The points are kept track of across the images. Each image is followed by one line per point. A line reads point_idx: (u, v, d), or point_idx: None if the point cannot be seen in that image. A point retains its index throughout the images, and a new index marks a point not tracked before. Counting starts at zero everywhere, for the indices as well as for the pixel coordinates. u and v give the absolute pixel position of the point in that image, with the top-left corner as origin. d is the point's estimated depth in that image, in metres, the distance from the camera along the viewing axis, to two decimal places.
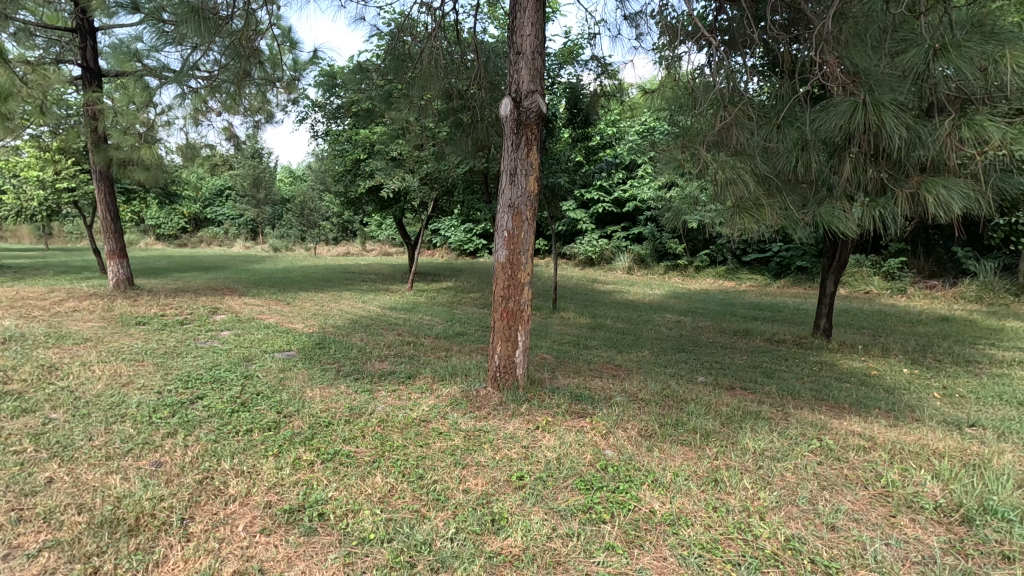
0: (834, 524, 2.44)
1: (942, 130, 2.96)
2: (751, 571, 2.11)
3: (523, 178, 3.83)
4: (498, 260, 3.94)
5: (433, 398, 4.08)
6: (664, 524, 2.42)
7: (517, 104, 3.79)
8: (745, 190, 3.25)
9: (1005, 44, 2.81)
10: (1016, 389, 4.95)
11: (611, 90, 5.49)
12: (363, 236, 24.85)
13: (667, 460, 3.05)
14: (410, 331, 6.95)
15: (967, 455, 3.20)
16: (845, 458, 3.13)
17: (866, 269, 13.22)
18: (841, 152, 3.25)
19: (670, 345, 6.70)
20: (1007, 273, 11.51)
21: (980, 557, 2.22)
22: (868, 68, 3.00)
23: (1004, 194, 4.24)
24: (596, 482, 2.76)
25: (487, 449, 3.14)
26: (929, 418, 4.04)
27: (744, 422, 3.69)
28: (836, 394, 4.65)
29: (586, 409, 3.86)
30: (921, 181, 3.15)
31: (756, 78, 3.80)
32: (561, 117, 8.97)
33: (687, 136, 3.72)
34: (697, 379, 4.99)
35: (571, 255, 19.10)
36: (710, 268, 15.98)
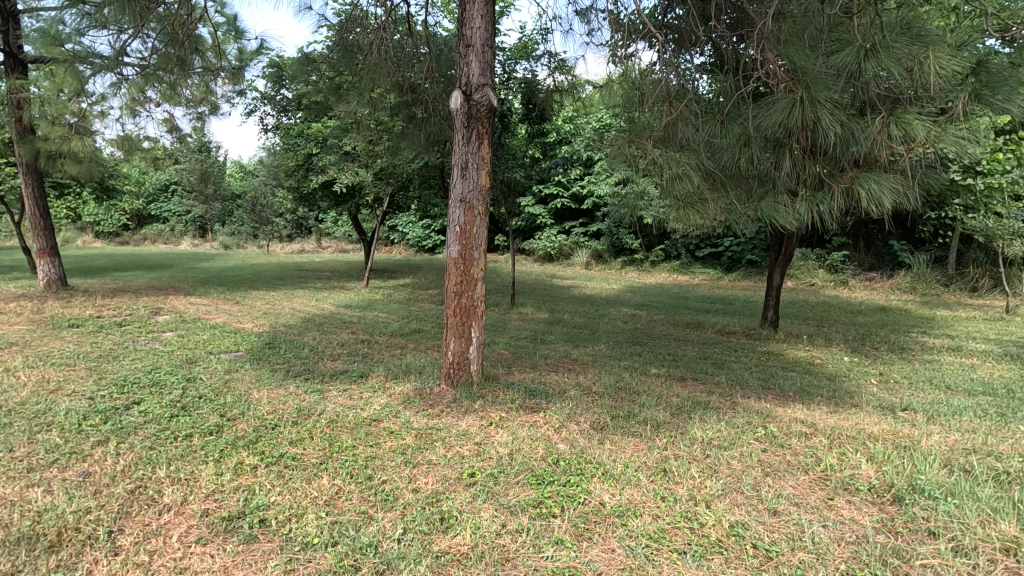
0: (775, 509, 2.51)
1: (874, 127, 3.12)
2: (696, 558, 2.16)
3: (475, 172, 3.79)
4: (450, 255, 3.88)
5: (386, 397, 4.00)
6: (613, 516, 2.44)
7: (468, 98, 3.75)
8: (690, 185, 3.34)
9: (929, 46, 2.94)
10: (946, 373, 5.24)
11: (566, 85, 5.51)
12: (319, 233, 24.24)
13: (618, 452, 3.08)
14: (365, 329, 6.80)
15: (898, 437, 3.37)
16: (787, 444, 3.24)
17: (811, 262, 13.77)
18: (781, 148, 3.36)
19: (626, 339, 6.80)
20: (938, 264, 12.22)
21: (908, 534, 2.33)
22: (806, 67, 3.07)
23: (929, 189, 4.51)
24: (548, 476, 2.77)
25: (439, 447, 3.11)
26: (866, 404, 4.23)
27: (693, 412, 3.77)
28: (781, 383, 4.82)
29: (540, 403, 3.88)
30: (855, 176, 3.33)
31: (703, 75, 3.85)
32: (516, 112, 8.95)
33: (634, 131, 3.76)
34: (650, 371, 5.09)
35: (530, 251, 19.18)
36: (665, 262, 16.33)
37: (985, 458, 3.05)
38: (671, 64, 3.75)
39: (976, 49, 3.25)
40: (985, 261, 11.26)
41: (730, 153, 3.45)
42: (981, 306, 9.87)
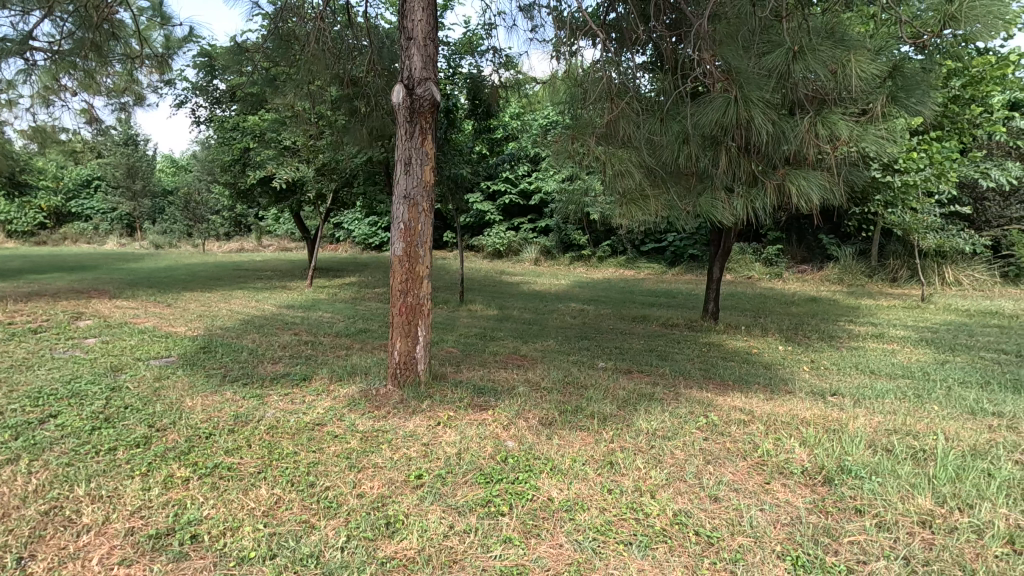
0: (716, 496, 2.59)
1: (802, 126, 3.26)
2: (641, 548, 2.20)
3: (419, 168, 3.72)
4: (395, 253, 3.80)
5: (330, 400, 3.88)
6: (561, 511, 2.45)
7: (410, 92, 3.68)
8: (632, 182, 3.57)
9: (850, 50, 3.11)
10: (870, 359, 5.59)
11: (511, 81, 5.49)
12: (259, 231, 23.28)
13: (566, 446, 3.11)
14: (308, 330, 6.57)
15: (828, 421, 3.56)
16: (727, 432, 3.36)
17: (748, 256, 14.38)
18: (718, 145, 3.48)
19: (574, 334, 6.89)
20: (862, 257, 13.03)
21: (837, 513, 2.46)
22: (739, 66, 3.17)
23: (854, 186, 4.78)
24: (496, 474, 2.75)
25: (386, 449, 3.03)
26: (799, 390, 4.45)
27: (639, 404, 3.85)
28: (721, 372, 5.01)
29: (488, 400, 3.86)
30: (786, 173, 3.48)
31: (645, 74, 3.93)
32: (462, 108, 8.88)
33: (578, 128, 3.84)
34: (598, 364, 5.18)
35: (479, 248, 19.13)
36: (612, 258, 16.66)
37: (905, 437, 3.27)
38: (613, 62, 3.81)
39: (892, 55, 3.46)
40: (903, 253, 12.08)
41: (670, 150, 3.55)
42: (900, 296, 10.60)
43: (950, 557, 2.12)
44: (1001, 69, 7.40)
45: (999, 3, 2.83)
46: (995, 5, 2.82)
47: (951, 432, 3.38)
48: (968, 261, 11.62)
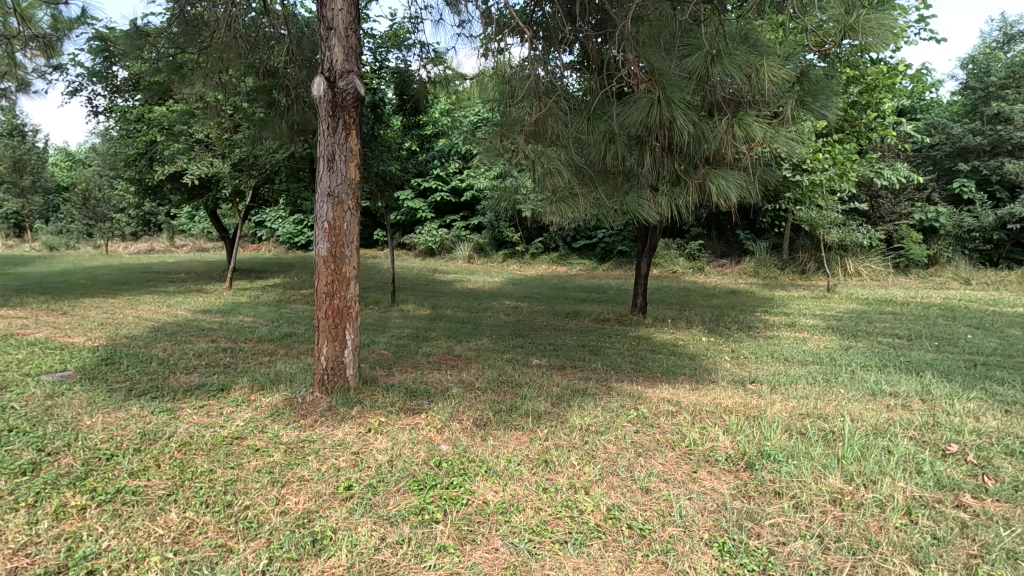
0: (648, 487, 2.66)
1: (720, 127, 3.41)
2: (577, 546, 2.21)
3: (343, 164, 3.56)
4: (318, 253, 3.61)
5: (250, 411, 3.64)
6: (496, 513, 2.42)
7: (332, 84, 3.51)
8: (561, 180, 3.59)
9: (763, 55, 3.27)
10: (784, 347, 5.97)
11: (441, 77, 5.36)
12: (171, 230, 21.67)
13: (501, 447, 3.08)
14: (227, 337, 6.17)
15: (748, 408, 3.75)
16: (656, 424, 3.46)
17: (673, 251, 15.00)
18: (642, 144, 3.57)
19: (509, 331, 6.88)
20: (775, 251, 13.94)
21: (759, 497, 2.58)
22: (661, 68, 3.26)
23: (767, 185, 5.07)
24: (429, 480, 2.68)
25: (312, 461, 2.88)
26: (721, 379, 4.67)
27: (572, 400, 3.89)
28: (650, 365, 5.17)
29: (422, 403, 3.76)
30: (706, 172, 3.62)
31: (572, 73, 3.96)
32: (390, 102, 8.64)
33: (506, 125, 3.84)
34: (532, 361, 5.20)
35: (411, 246, 18.79)
36: (544, 254, 16.86)
37: (816, 420, 3.49)
38: (540, 60, 3.82)
39: (800, 61, 3.68)
40: (810, 247, 13.02)
41: (597, 148, 3.61)
42: (808, 287, 11.42)
43: (858, 531, 2.27)
44: (891, 78, 8.10)
45: (889, 16, 3.09)
46: (886, 19, 3.07)
47: (855, 413, 3.65)
48: (865, 253, 12.71)
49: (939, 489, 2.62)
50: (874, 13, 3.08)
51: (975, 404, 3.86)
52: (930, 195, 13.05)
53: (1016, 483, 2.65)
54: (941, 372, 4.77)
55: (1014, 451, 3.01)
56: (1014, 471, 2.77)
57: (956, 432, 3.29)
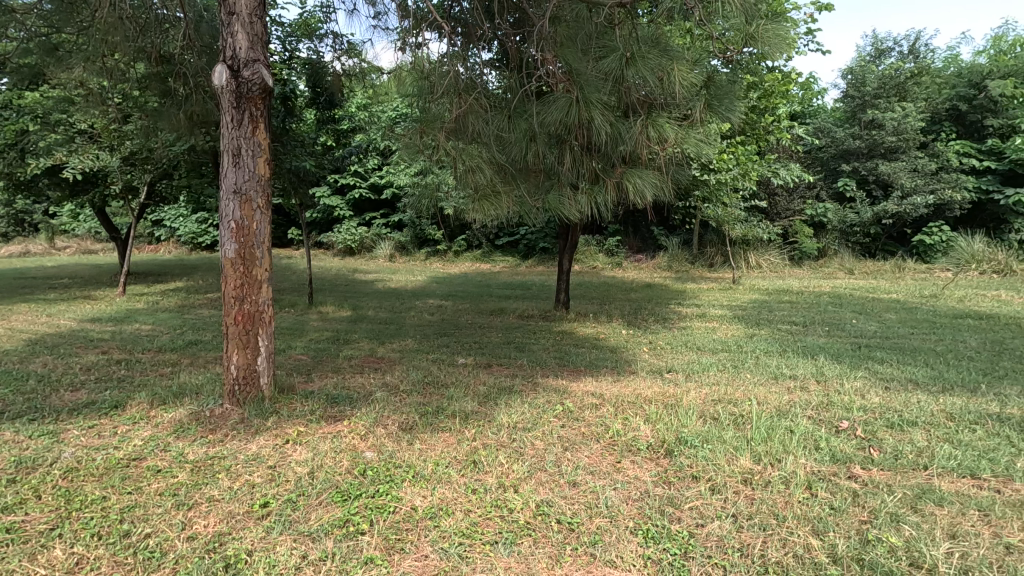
0: (575, 481, 2.70)
1: (636, 127, 3.54)
2: (507, 545, 2.20)
3: (251, 159, 3.34)
4: (225, 255, 3.36)
5: (150, 429, 3.33)
6: (425, 519, 2.37)
7: (236, 74, 3.27)
8: (483, 178, 3.57)
9: (673, 60, 3.41)
10: (697, 337, 6.32)
11: (355, 70, 5.14)
12: (50, 230, 19.44)
13: (428, 450, 3.02)
14: (120, 347, 5.61)
15: (666, 397, 3.93)
16: (582, 417, 3.53)
17: (593, 247, 15.44)
18: (562, 143, 3.64)
19: (433, 331, 6.78)
20: (686, 246, 14.75)
21: (678, 482, 2.70)
22: (579, 68, 3.33)
23: (679, 184, 5.32)
24: (354, 490, 2.58)
25: (223, 479, 2.67)
26: (641, 370, 4.86)
27: (499, 398, 3.90)
28: (574, 359, 5.28)
29: (344, 410, 3.62)
30: (623, 171, 3.76)
31: (492, 71, 3.93)
32: (302, 95, 8.22)
33: (426, 122, 3.76)
34: (458, 361, 5.16)
35: (328, 245, 18.05)
36: (467, 252, 16.80)
37: (726, 405, 3.72)
38: (460, 56, 3.76)
39: (706, 66, 3.88)
40: (717, 242, 13.91)
41: (518, 147, 3.62)
42: (716, 279, 12.17)
43: (766, 508, 2.43)
44: (785, 85, 8.78)
45: (783, 27, 3.34)
46: (780, 29, 3.31)
47: (761, 396, 3.92)
48: (765, 247, 13.73)
49: (834, 463, 2.87)
50: (771, 24, 3.32)
51: (860, 383, 4.27)
52: (819, 193, 14.31)
53: (896, 452, 2.95)
54: (832, 355, 5.24)
55: (893, 423, 3.36)
56: (894, 442, 3.09)
57: (845, 410, 3.62)
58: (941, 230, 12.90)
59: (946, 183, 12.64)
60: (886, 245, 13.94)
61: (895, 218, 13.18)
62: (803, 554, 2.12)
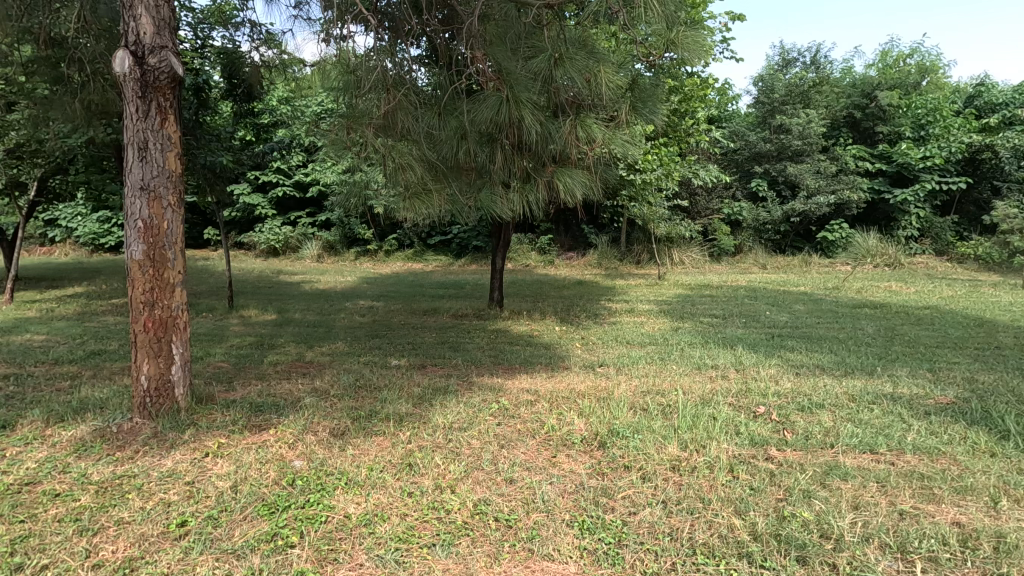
0: (512, 477, 2.72)
1: (565, 128, 3.62)
2: (446, 546, 2.18)
3: (159, 153, 3.10)
4: (131, 256, 3.10)
5: (44, 449, 3.01)
6: (360, 526, 2.30)
7: (140, 61, 3.02)
8: (414, 176, 3.55)
9: (600, 62, 3.50)
10: (627, 331, 6.53)
11: (275, 61, 4.89)
12: None
13: (361, 455, 2.93)
14: (8, 361, 5.04)
15: (599, 390, 4.03)
16: (517, 414, 3.56)
17: (525, 245, 15.59)
18: (493, 142, 3.66)
19: (365, 333, 6.59)
20: (615, 243, 15.21)
21: (611, 473, 2.78)
22: (509, 67, 3.33)
23: (606, 183, 5.47)
24: (282, 502, 2.46)
25: (134, 499, 2.47)
26: (574, 366, 4.96)
27: (434, 399, 3.85)
28: (509, 357, 5.31)
29: (270, 418, 3.44)
30: (554, 170, 3.85)
31: (421, 67, 3.85)
32: (217, 86, 7.73)
33: (353, 117, 3.65)
34: (391, 362, 5.05)
35: (249, 245, 17.13)
36: (399, 251, 16.48)
37: (655, 396, 3.87)
38: (387, 51, 3.64)
39: (631, 70, 4.02)
40: (643, 240, 14.45)
41: (449, 145, 3.60)
42: (643, 275, 12.65)
43: (694, 493, 2.55)
44: (703, 90, 9.24)
45: (701, 35, 3.52)
46: (698, 37, 3.49)
47: (686, 386, 4.12)
48: (688, 244, 14.41)
49: (752, 446, 3.06)
50: (690, 31, 3.49)
51: (774, 370, 4.59)
52: (735, 193, 15.20)
53: (807, 433, 3.18)
54: (749, 345, 5.57)
55: (804, 406, 3.63)
56: (805, 424, 3.33)
57: (762, 396, 3.87)
58: (841, 228, 14.08)
59: (844, 184, 13.82)
60: (794, 241, 15.05)
61: (801, 216, 14.24)
62: (727, 533, 2.25)
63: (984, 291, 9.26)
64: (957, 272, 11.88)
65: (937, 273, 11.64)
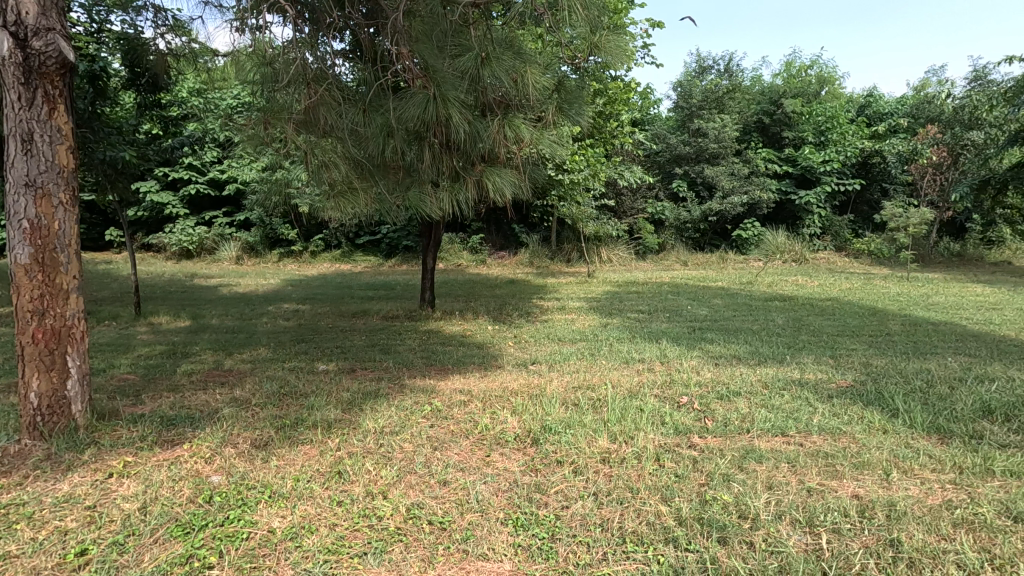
0: (445, 479, 2.69)
1: (493, 127, 3.64)
2: (377, 554, 2.13)
3: (48, 146, 2.81)
4: (16, 260, 2.79)
5: None
6: (286, 541, 2.19)
7: (21, 44, 2.72)
8: (339, 174, 3.45)
9: (526, 62, 3.54)
10: (557, 328, 6.64)
11: (184, 50, 4.56)
12: None
13: (286, 466, 2.80)
14: None
15: (531, 388, 4.08)
16: (450, 415, 3.54)
17: (456, 245, 15.49)
18: (421, 139, 3.62)
19: (289, 337, 6.30)
20: (545, 242, 15.44)
21: (544, 468, 2.82)
22: (436, 65, 3.29)
23: (536, 183, 5.53)
24: (198, 521, 2.30)
25: (23, 530, 2.22)
26: (507, 364, 4.98)
27: (364, 403, 3.74)
28: (441, 358, 5.25)
29: (184, 432, 3.21)
30: (483, 169, 3.89)
31: (344, 62, 3.72)
32: (118, 75, 7.10)
33: (272, 113, 3.47)
34: (318, 367, 4.86)
35: (158, 247, 15.92)
36: (325, 252, 15.89)
37: (586, 391, 3.96)
38: (307, 44, 3.46)
39: (557, 71, 4.09)
40: (573, 238, 14.77)
41: (376, 143, 3.52)
42: (573, 273, 12.93)
43: (623, 483, 2.63)
44: (626, 93, 9.56)
45: (623, 39, 3.65)
46: (620, 41, 3.61)
47: (615, 380, 4.26)
48: (615, 243, 14.86)
49: (677, 434, 3.20)
50: (612, 35, 3.60)
51: (695, 361, 4.83)
52: (658, 193, 15.86)
53: (725, 420, 3.37)
54: (673, 339, 5.82)
55: (722, 395, 3.84)
56: (723, 411, 3.53)
57: (685, 386, 4.06)
58: (753, 226, 15.03)
59: (755, 185, 14.77)
60: (712, 239, 15.91)
61: (718, 216, 15.07)
62: (654, 520, 2.33)
63: (876, 283, 10.19)
64: (853, 266, 13.01)
65: (837, 268, 12.67)
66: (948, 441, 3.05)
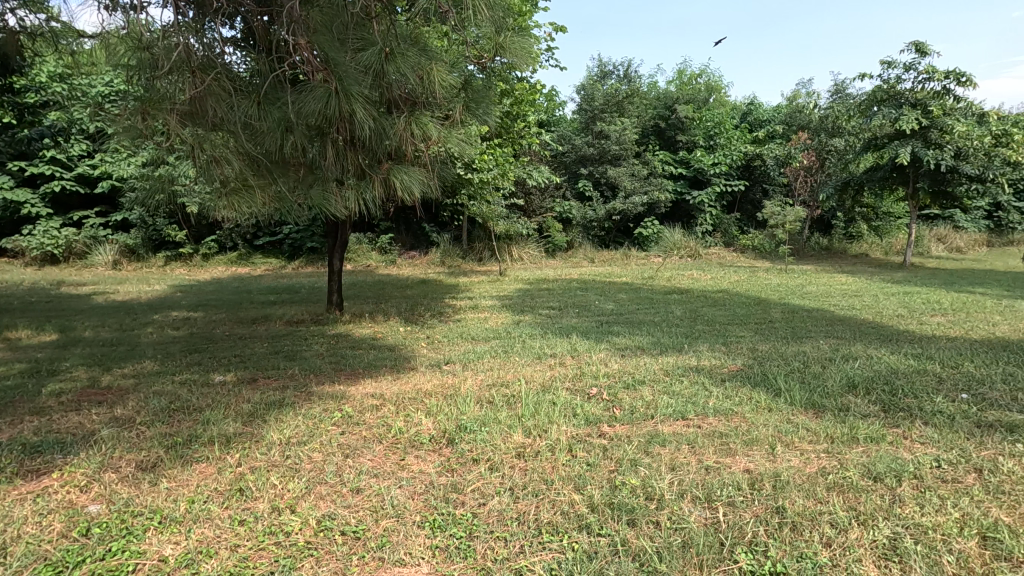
0: (358, 487, 2.60)
1: (399, 125, 3.58)
2: (285, 572, 2.01)
3: None
4: None
5: None
6: (180, 568, 2.02)
7: None
8: (231, 170, 3.25)
9: (431, 60, 3.51)
10: (470, 327, 6.63)
11: (43, 29, 4.03)
12: None
13: (179, 488, 2.57)
14: None
15: (446, 388, 4.05)
16: (362, 420, 3.42)
17: (365, 245, 15.01)
18: (323, 136, 3.47)
19: (180, 348, 5.79)
20: (456, 241, 15.38)
21: (460, 467, 2.81)
22: (337, 58, 3.15)
23: (444, 181, 5.51)
24: (73, 557, 2.06)
25: None
26: (420, 366, 4.90)
27: (268, 414, 3.52)
28: (351, 362, 5.07)
29: (55, 459, 2.85)
30: (389, 168, 3.85)
31: (235, 51, 3.46)
32: None
33: (151, 102, 3.17)
34: (213, 379, 4.50)
35: (14, 251, 13.96)
36: (219, 254, 14.76)
37: (500, 388, 4.00)
38: (192, 28, 3.17)
39: (463, 70, 4.08)
40: (483, 237, 14.83)
41: (272, 138, 3.33)
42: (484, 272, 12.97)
43: (537, 476, 2.69)
44: (532, 94, 9.77)
45: (528, 41, 3.71)
46: (525, 43, 3.67)
47: (528, 375, 4.34)
48: (525, 241, 15.09)
49: (588, 425, 3.32)
50: (517, 37, 3.65)
51: (604, 354, 5.03)
52: (565, 193, 16.35)
53: (632, 408, 3.55)
54: (583, 333, 6.03)
55: (628, 384, 4.04)
56: (630, 400, 3.70)
57: (594, 377, 4.23)
58: (653, 224, 15.91)
59: (654, 185, 15.65)
60: (616, 237, 16.65)
61: (622, 214, 15.80)
62: (568, 509, 2.40)
63: (760, 275, 11.15)
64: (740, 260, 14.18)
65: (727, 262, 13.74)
66: (821, 415, 3.41)
